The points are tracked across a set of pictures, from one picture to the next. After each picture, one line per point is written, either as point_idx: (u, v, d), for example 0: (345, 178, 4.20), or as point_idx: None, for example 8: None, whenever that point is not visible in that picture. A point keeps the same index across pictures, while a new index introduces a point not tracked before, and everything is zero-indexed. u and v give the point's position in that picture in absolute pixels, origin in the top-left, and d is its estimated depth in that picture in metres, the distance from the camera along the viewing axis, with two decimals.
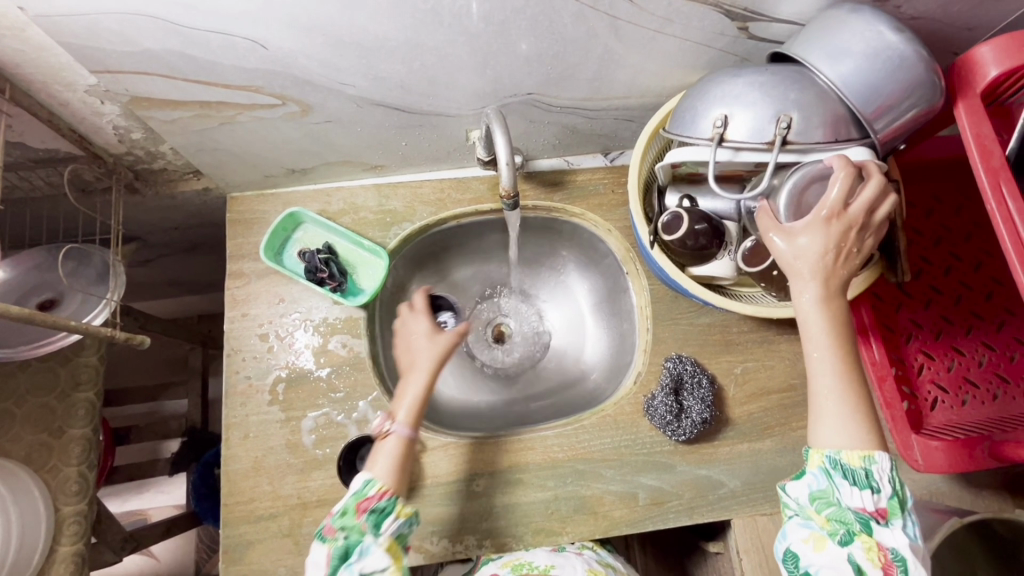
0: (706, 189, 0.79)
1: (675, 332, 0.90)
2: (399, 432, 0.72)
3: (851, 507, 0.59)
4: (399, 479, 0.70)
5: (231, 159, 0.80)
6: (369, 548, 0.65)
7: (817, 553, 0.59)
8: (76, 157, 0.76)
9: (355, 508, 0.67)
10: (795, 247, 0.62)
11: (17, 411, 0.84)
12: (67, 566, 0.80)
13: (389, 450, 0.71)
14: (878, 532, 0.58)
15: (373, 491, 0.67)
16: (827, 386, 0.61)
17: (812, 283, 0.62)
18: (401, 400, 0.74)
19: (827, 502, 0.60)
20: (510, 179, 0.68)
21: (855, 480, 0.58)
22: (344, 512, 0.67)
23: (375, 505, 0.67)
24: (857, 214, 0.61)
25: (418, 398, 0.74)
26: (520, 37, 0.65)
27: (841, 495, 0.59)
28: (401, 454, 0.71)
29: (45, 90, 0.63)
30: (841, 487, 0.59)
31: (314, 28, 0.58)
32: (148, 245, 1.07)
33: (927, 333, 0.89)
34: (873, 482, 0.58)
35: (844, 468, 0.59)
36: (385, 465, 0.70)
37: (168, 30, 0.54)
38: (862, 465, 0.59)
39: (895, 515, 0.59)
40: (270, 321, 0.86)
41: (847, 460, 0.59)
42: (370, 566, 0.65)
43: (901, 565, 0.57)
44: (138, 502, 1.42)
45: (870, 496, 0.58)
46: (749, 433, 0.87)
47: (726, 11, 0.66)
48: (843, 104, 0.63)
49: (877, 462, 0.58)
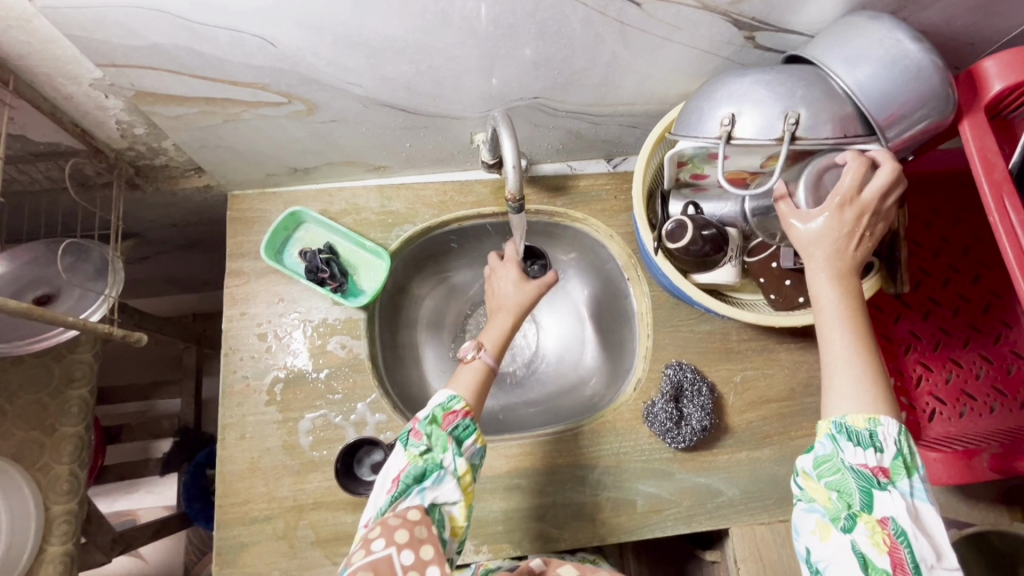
0: (712, 194, 0.80)
1: (675, 339, 0.90)
2: (484, 359, 0.73)
3: (855, 472, 0.56)
4: (477, 401, 0.70)
5: (234, 156, 0.80)
6: (444, 475, 0.64)
7: (822, 541, 0.55)
8: (77, 151, 0.75)
9: (443, 420, 0.67)
10: (805, 230, 0.63)
11: (8, 407, 0.82)
12: (55, 567, 0.79)
13: (472, 372, 0.72)
14: (878, 504, 0.55)
15: (460, 406, 0.68)
16: (839, 353, 0.59)
17: (822, 264, 0.62)
18: (488, 331, 0.76)
19: (832, 467, 0.57)
20: (515, 181, 0.67)
21: (859, 441, 0.56)
22: (433, 420, 0.67)
23: (460, 421, 0.67)
24: (870, 201, 0.61)
25: (505, 333, 0.75)
26: (529, 41, 0.65)
27: (844, 460, 0.56)
28: (481, 381, 0.72)
29: (49, 83, 0.63)
30: (846, 449, 0.56)
31: (323, 27, 0.57)
32: (146, 242, 1.06)
33: (926, 344, 0.89)
34: (876, 442, 0.56)
35: (847, 429, 0.57)
36: (468, 385, 0.71)
37: (176, 25, 0.54)
38: (867, 427, 0.56)
39: (900, 480, 0.56)
40: (269, 320, 0.85)
41: (851, 422, 0.57)
42: (442, 496, 0.64)
43: (905, 541, 0.53)
44: (128, 503, 1.40)
45: (873, 458, 0.55)
46: (748, 442, 0.86)
47: (734, 20, 0.66)
48: (855, 108, 0.63)
49: (881, 422, 0.56)
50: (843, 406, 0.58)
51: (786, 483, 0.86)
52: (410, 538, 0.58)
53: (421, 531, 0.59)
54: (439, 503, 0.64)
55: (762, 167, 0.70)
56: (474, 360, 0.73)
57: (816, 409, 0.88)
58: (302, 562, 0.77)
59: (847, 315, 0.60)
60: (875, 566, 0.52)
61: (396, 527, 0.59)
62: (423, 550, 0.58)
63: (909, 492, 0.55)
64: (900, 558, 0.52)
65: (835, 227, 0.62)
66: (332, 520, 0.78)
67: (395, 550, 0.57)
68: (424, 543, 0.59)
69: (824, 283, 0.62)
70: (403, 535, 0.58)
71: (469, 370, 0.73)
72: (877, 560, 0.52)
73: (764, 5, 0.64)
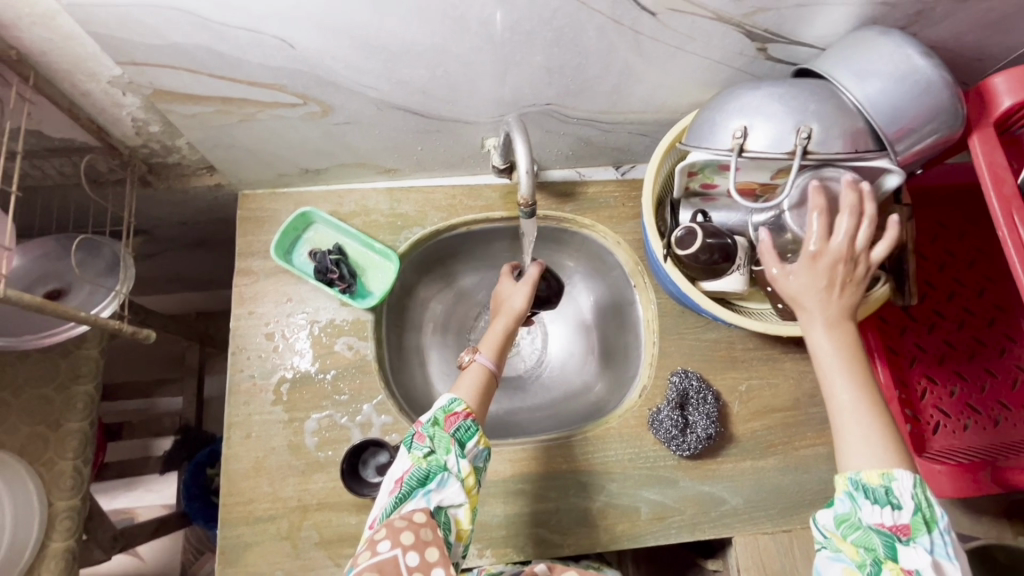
0: (721, 204, 0.80)
1: (681, 346, 0.90)
2: (481, 362, 0.75)
3: (876, 530, 0.53)
4: (480, 405, 0.72)
5: (247, 156, 0.80)
6: (448, 477, 0.64)
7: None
8: (92, 148, 0.76)
9: (445, 422, 0.67)
10: (787, 284, 0.63)
11: (13, 402, 0.82)
12: (57, 563, 0.78)
13: (473, 377, 0.73)
14: (902, 558, 0.52)
15: (460, 408, 0.68)
16: (847, 402, 0.57)
17: (814, 314, 0.62)
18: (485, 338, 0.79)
19: (852, 526, 0.54)
20: (528, 186, 0.68)
21: (875, 498, 0.53)
22: (434, 423, 0.67)
23: (460, 423, 0.67)
24: (840, 247, 0.61)
25: (501, 337, 0.79)
26: (545, 48, 0.66)
27: (862, 518, 0.53)
28: (482, 384, 0.73)
29: (68, 79, 0.63)
30: (862, 507, 0.53)
31: (343, 30, 0.58)
32: (154, 240, 1.06)
33: (931, 357, 0.89)
34: (894, 499, 0.52)
35: (863, 487, 0.54)
36: (469, 388, 0.72)
37: (198, 25, 0.54)
38: (882, 483, 0.53)
39: (921, 535, 0.52)
40: (277, 320, 0.85)
41: (866, 479, 0.54)
42: (447, 499, 0.64)
43: None
44: (126, 500, 1.39)
45: (893, 515, 0.52)
46: (753, 451, 0.87)
47: (747, 31, 0.67)
48: (866, 122, 0.64)
49: (897, 479, 0.53)
50: (856, 461, 0.55)
51: (790, 493, 0.86)
52: (415, 540, 0.58)
53: (426, 533, 0.58)
54: (444, 506, 0.64)
55: (771, 180, 0.70)
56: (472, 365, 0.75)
57: (820, 419, 0.88)
58: (305, 562, 0.76)
59: (847, 361, 0.59)
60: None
61: (402, 529, 0.58)
62: (429, 553, 0.57)
63: (931, 549, 0.51)
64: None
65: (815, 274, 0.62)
66: (336, 521, 0.78)
67: (400, 551, 0.56)
68: (429, 545, 0.57)
69: (819, 334, 0.61)
70: (408, 537, 0.58)
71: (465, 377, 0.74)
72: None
73: (778, 17, 0.65)
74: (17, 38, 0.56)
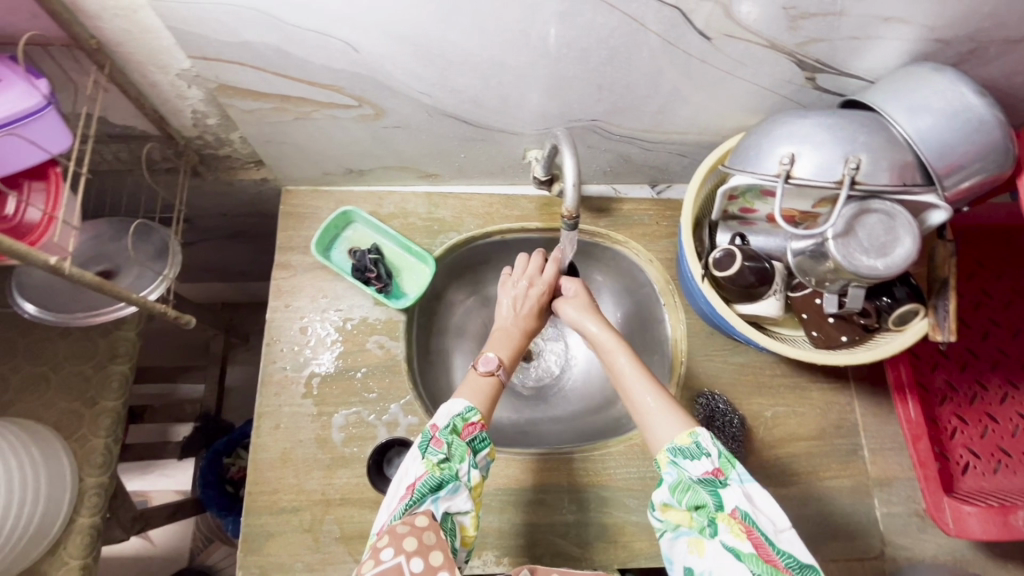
0: (760, 228, 0.80)
1: (708, 369, 0.90)
2: (501, 375, 0.74)
3: (701, 483, 0.60)
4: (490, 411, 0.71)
5: (296, 153, 0.82)
6: (460, 485, 0.63)
7: (701, 557, 0.58)
8: (151, 136, 0.79)
9: (463, 431, 0.66)
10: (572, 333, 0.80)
11: (53, 376, 0.85)
12: (82, 538, 0.80)
13: (488, 386, 0.72)
14: (725, 500, 0.59)
15: (477, 418, 0.68)
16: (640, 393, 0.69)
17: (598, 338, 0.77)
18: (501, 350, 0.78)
19: (683, 489, 0.60)
20: (573, 199, 0.68)
21: (691, 454, 0.62)
22: (452, 430, 0.66)
23: (478, 433, 0.67)
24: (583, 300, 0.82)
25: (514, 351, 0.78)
26: (597, 66, 0.67)
27: (690, 477, 0.60)
28: (494, 395, 0.72)
29: (139, 70, 0.66)
30: (686, 467, 0.61)
31: (407, 38, 0.60)
32: (194, 229, 1.09)
33: (963, 396, 0.88)
34: (704, 449, 0.62)
35: (680, 450, 0.62)
36: (480, 397, 0.71)
37: (272, 25, 0.57)
38: (691, 440, 0.63)
39: (732, 474, 0.61)
40: (312, 314, 0.87)
41: (679, 442, 0.63)
42: (455, 506, 0.63)
43: (753, 521, 0.57)
44: (142, 483, 1.41)
45: (710, 464, 0.61)
46: (777, 479, 0.86)
47: (798, 60, 0.68)
48: (915, 156, 0.63)
49: (701, 433, 0.63)
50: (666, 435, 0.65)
51: (813, 524, 0.84)
52: (419, 545, 0.56)
53: (429, 537, 0.57)
54: (451, 513, 0.63)
55: (812, 209, 0.71)
56: (494, 376, 0.73)
57: (845, 451, 0.88)
58: (325, 556, 0.77)
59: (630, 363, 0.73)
60: (746, 556, 0.55)
61: (405, 535, 0.57)
62: (433, 557, 0.56)
63: (741, 480, 0.60)
64: (760, 541, 0.56)
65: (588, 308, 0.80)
66: (358, 517, 0.78)
67: (404, 559, 0.55)
68: (433, 550, 0.56)
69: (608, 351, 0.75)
70: (411, 543, 0.56)
71: (481, 383, 0.73)
72: (749, 552, 0.55)
73: (831, 48, 0.66)
74: (98, 28, 0.59)
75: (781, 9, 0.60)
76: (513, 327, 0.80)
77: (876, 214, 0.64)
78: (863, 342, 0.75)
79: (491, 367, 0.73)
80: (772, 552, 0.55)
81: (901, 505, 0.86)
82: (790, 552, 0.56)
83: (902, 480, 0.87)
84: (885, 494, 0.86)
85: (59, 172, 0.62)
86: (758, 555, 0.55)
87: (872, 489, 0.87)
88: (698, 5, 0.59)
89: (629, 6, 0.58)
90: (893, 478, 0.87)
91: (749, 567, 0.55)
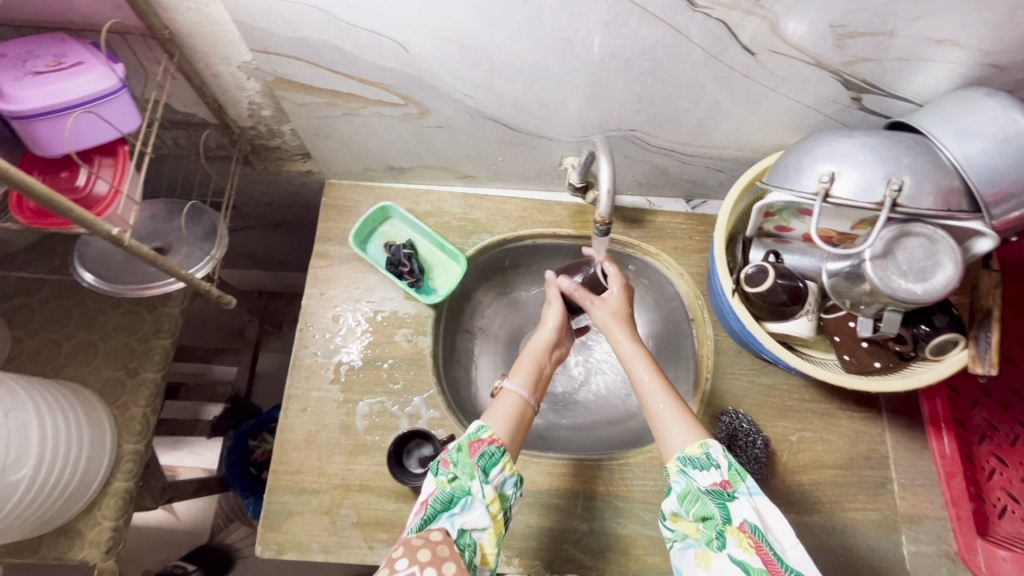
0: (796, 247, 0.79)
1: (733, 387, 0.89)
2: (516, 391, 0.72)
3: (709, 495, 0.61)
4: (512, 437, 0.69)
5: (341, 148, 0.86)
6: (473, 500, 0.62)
7: (709, 570, 0.59)
8: (209, 124, 0.84)
9: (469, 448, 0.65)
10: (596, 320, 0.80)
11: (101, 345, 0.90)
12: (116, 501, 0.84)
13: (508, 406, 0.71)
14: (733, 513, 0.60)
15: (486, 434, 0.66)
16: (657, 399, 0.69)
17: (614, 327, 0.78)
18: (519, 365, 0.76)
19: (693, 499, 0.61)
20: (607, 206, 0.69)
21: (700, 465, 0.62)
22: (459, 449, 0.65)
23: (485, 449, 0.65)
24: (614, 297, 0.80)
25: (534, 367, 0.76)
26: (638, 76, 0.68)
27: (699, 487, 0.61)
28: (516, 416, 0.70)
29: (205, 60, 0.70)
30: (696, 477, 0.62)
31: (454, 39, 0.62)
32: (241, 215, 1.14)
33: (1005, 436, 0.85)
34: (713, 461, 0.62)
35: (690, 460, 0.63)
36: (504, 417, 0.70)
37: (329, 22, 0.60)
38: (702, 451, 0.63)
39: (741, 486, 0.61)
40: (346, 304, 0.89)
41: (690, 451, 0.63)
42: (470, 523, 0.62)
43: (762, 536, 0.57)
44: (172, 457, 1.46)
45: (719, 475, 0.61)
46: (798, 505, 0.83)
47: (844, 79, 0.67)
48: (961, 181, 0.62)
49: (712, 443, 0.63)
50: (676, 447, 0.65)
51: (836, 555, 0.81)
52: (433, 557, 0.56)
53: (444, 549, 0.57)
54: (467, 530, 0.62)
55: (851, 230, 0.70)
56: (511, 394, 0.72)
57: (873, 483, 0.85)
58: (341, 539, 0.79)
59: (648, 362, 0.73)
60: (755, 570, 0.56)
61: (419, 547, 0.57)
62: (446, 567, 0.56)
63: (749, 493, 0.61)
64: (769, 556, 0.56)
65: (620, 297, 0.80)
66: (374, 504, 0.80)
67: (418, 568, 0.55)
68: (447, 561, 0.57)
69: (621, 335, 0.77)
70: (425, 554, 0.56)
71: (506, 406, 0.71)
72: (758, 567, 0.56)
73: (878, 68, 0.65)
74: (172, 19, 0.63)
75: (828, 26, 0.60)
76: (528, 349, 0.79)
77: (917, 237, 0.63)
78: (897, 369, 0.73)
79: (513, 389, 0.72)
80: (780, 567, 0.56)
81: (931, 545, 0.82)
82: (797, 570, 0.57)
83: (933, 519, 0.83)
84: (914, 531, 0.83)
85: (127, 151, 0.67)
86: (768, 571, 0.56)
87: (900, 525, 0.83)
88: (745, 20, 0.59)
89: (674, 19, 0.59)
90: (924, 516, 0.83)
91: None
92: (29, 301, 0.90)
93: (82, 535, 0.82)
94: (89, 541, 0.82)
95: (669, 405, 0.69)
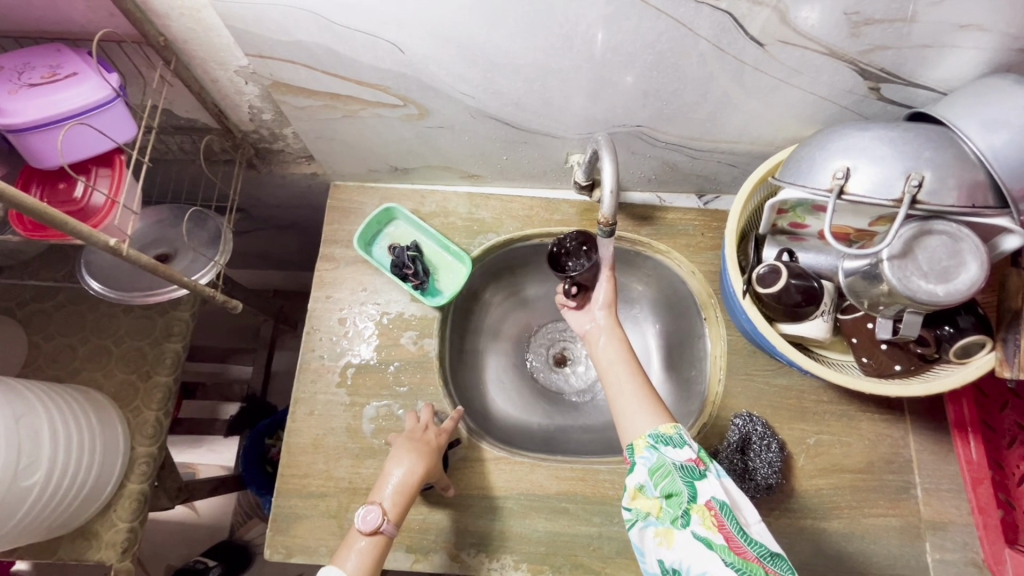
0: (810, 245, 0.77)
1: (747, 388, 0.86)
2: (385, 530, 0.69)
3: (682, 471, 0.59)
4: None
5: (344, 150, 0.85)
6: None
7: (671, 549, 0.57)
8: (211, 129, 0.84)
9: None
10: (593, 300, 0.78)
11: (115, 348, 0.91)
12: (130, 503, 0.85)
13: (371, 546, 0.68)
14: (701, 490, 0.58)
15: None
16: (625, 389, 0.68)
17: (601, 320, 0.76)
18: (386, 493, 0.71)
19: (664, 473, 0.59)
20: (611, 206, 0.66)
21: (674, 442, 0.61)
22: None
23: None
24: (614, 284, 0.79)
25: (407, 493, 0.72)
26: (642, 71, 0.66)
27: (673, 462, 0.59)
28: (378, 555, 0.68)
29: (202, 66, 0.70)
30: (668, 452, 0.60)
31: (451, 39, 0.60)
32: (251, 218, 1.14)
33: None
34: (687, 439, 0.61)
35: (663, 438, 0.61)
36: (363, 564, 0.67)
37: (322, 25, 0.59)
38: (675, 432, 0.62)
39: (711, 466, 0.60)
40: (351, 307, 0.89)
41: (663, 431, 0.62)
42: None
43: (727, 511, 0.57)
44: (192, 455, 1.49)
45: (691, 452, 0.60)
46: (815, 511, 0.81)
47: (861, 69, 0.64)
48: (986, 174, 0.58)
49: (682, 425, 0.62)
50: (646, 426, 0.63)
51: (855, 562, 0.79)
52: None
53: None
54: None
55: (869, 227, 0.66)
56: (378, 534, 0.68)
57: (895, 489, 0.82)
58: None
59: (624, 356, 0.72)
60: (718, 547, 0.55)
61: None
62: None
63: (718, 473, 0.60)
64: (731, 533, 0.55)
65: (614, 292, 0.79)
66: None
67: None
68: None
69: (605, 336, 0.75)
70: None
71: (366, 547, 0.68)
72: (720, 545, 0.55)
73: (898, 56, 0.61)
74: (166, 26, 0.63)
75: (842, 14, 0.56)
76: (391, 467, 0.73)
77: (938, 235, 0.60)
78: (919, 373, 0.70)
79: (376, 530, 0.68)
80: (743, 543, 0.55)
81: (956, 552, 0.79)
82: (760, 544, 0.56)
83: (958, 525, 0.80)
84: (939, 538, 0.79)
85: (123, 160, 0.67)
86: (730, 547, 0.55)
87: (924, 532, 0.80)
88: (753, 10, 0.56)
89: (678, 11, 0.57)
90: (949, 522, 0.80)
91: (720, 556, 0.55)
92: (44, 306, 0.92)
93: (99, 536, 0.84)
94: (106, 543, 0.84)
95: (635, 389, 0.67)
